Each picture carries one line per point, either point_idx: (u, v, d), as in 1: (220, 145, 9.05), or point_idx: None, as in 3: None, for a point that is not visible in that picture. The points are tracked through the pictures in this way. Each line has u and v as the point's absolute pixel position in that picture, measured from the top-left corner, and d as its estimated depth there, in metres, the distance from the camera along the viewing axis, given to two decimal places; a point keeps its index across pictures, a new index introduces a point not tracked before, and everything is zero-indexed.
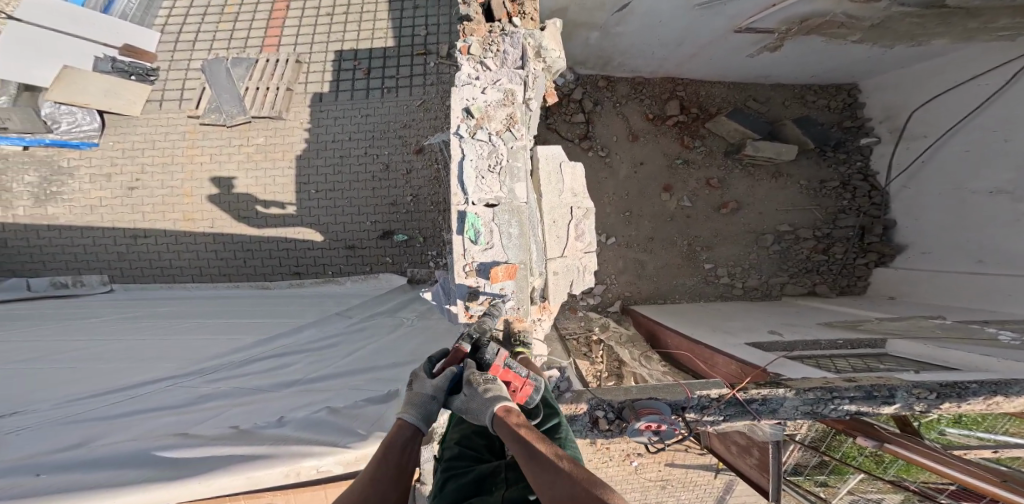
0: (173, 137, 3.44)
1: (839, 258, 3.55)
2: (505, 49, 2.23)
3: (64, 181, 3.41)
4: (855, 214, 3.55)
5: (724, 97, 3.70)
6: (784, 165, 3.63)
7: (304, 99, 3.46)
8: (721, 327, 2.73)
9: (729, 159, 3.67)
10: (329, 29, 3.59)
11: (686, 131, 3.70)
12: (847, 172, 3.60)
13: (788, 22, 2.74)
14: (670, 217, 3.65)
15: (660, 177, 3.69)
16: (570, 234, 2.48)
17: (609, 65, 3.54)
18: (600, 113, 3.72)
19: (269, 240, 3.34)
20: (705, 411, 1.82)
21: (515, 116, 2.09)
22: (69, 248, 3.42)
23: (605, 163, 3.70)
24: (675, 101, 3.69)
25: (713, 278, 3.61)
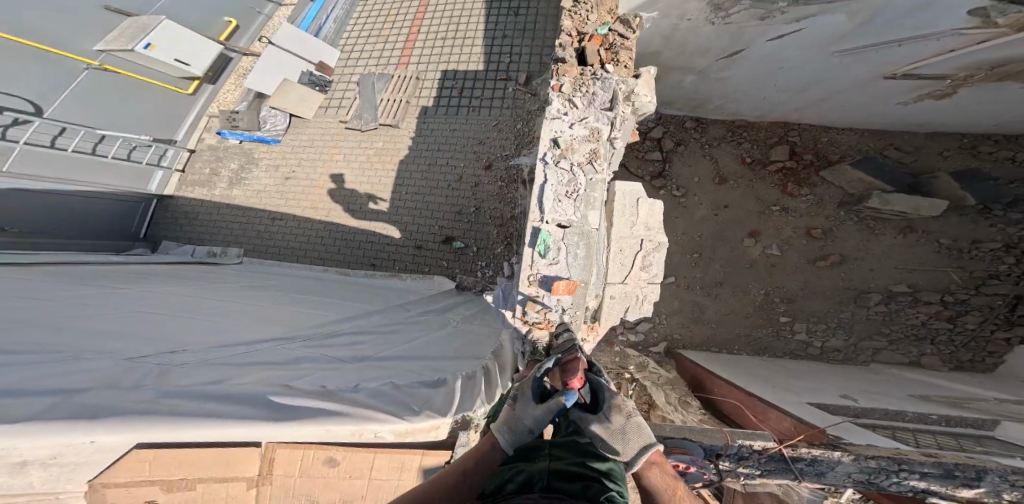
0: (326, 138, 4.03)
1: (967, 328, 3.12)
2: (596, 90, 2.48)
3: (252, 170, 4.06)
4: (1009, 283, 3.06)
5: (853, 143, 3.47)
6: (920, 222, 3.26)
7: (415, 111, 3.88)
8: (790, 385, 2.52)
9: (843, 210, 3.41)
10: (444, 51, 4.02)
11: (791, 178, 3.55)
12: (1018, 234, 3.06)
13: (966, 69, 2.47)
14: (750, 263, 3.49)
15: (747, 223, 3.57)
16: (636, 263, 2.46)
17: (701, 109, 3.67)
18: (680, 153, 3.78)
19: (360, 233, 3.69)
20: (741, 459, 1.82)
21: (598, 151, 2.39)
22: (225, 225, 3.97)
23: (680, 203, 3.70)
24: (784, 146, 3.57)
25: (787, 333, 3.37)
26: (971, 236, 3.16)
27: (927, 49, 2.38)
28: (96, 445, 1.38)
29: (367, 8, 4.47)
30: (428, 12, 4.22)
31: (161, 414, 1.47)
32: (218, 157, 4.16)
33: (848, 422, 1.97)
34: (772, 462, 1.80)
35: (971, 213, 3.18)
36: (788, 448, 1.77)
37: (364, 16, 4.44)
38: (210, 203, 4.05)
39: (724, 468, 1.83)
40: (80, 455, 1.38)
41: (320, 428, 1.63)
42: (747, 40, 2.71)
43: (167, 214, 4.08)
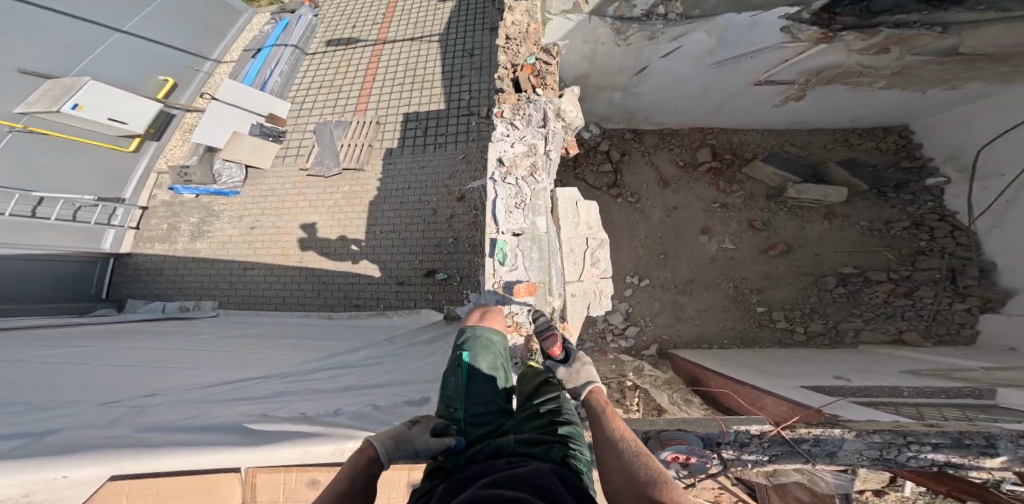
0: (286, 188, 3.90)
1: (927, 302, 3.24)
2: (531, 112, 2.89)
3: (212, 224, 3.86)
4: (938, 256, 3.32)
5: (758, 142, 3.98)
6: (836, 207, 3.66)
7: (379, 153, 3.89)
8: (775, 369, 2.43)
9: (772, 203, 3.77)
10: (402, 96, 4.14)
11: (721, 176, 3.93)
12: (918, 213, 3.49)
13: (805, 74, 3.17)
14: (710, 259, 3.64)
15: (698, 221, 3.82)
16: (586, 260, 2.81)
17: (634, 120, 4.01)
18: (628, 162, 4.07)
19: (337, 275, 3.53)
20: (745, 447, 1.76)
21: (537, 163, 2.68)
22: (194, 282, 3.74)
23: (637, 208, 3.92)
24: (706, 148, 4.01)
25: (769, 322, 3.42)
26: (884, 217, 3.56)
27: (772, 59, 3.06)
28: (70, 480, 1.48)
29: (319, 65, 4.56)
30: (381, 63, 4.40)
31: (130, 449, 1.58)
32: (179, 211, 3.96)
33: (842, 398, 1.90)
34: (776, 446, 1.73)
35: (871, 196, 3.64)
36: (785, 429, 1.71)
37: (315, 72, 4.52)
38: (176, 259, 3.81)
39: (728, 457, 1.78)
40: (55, 492, 1.47)
41: (298, 449, 1.70)
42: (645, 59, 3.25)
43: (127, 272, 3.85)
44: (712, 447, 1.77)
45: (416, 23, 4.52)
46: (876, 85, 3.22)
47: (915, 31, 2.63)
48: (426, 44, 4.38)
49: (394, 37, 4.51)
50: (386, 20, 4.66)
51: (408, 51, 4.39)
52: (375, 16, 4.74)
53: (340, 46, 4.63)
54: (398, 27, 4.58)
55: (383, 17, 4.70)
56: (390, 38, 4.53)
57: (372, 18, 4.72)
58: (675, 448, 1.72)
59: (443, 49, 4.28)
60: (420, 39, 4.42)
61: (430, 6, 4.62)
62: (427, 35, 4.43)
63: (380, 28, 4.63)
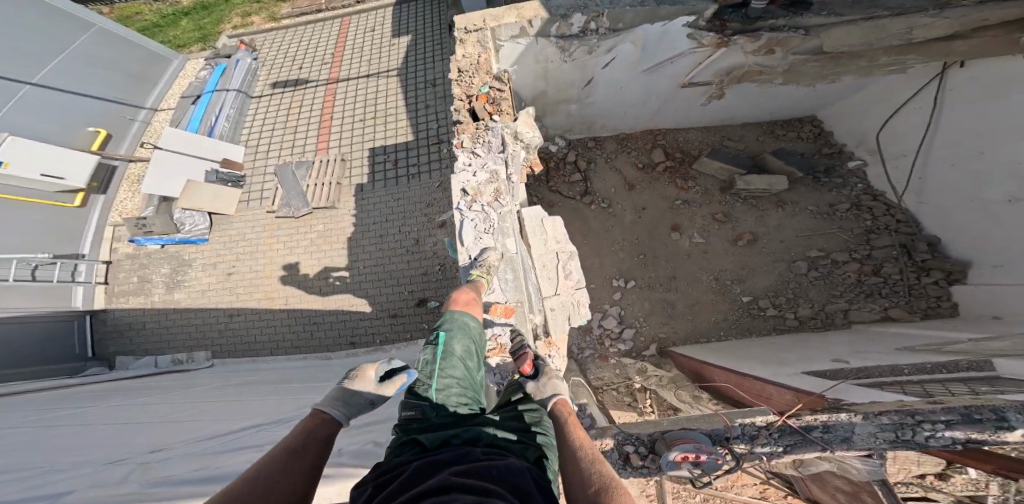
0: (256, 232, 3.81)
1: (896, 278, 3.45)
2: (489, 139, 3.10)
3: (186, 271, 3.76)
4: (887, 233, 3.63)
5: (700, 139, 4.29)
6: (784, 195, 3.98)
7: (350, 190, 3.91)
8: (775, 359, 2.36)
9: (728, 195, 4.04)
10: (364, 133, 4.20)
11: (676, 174, 4.16)
12: (855, 195, 3.87)
13: (719, 74, 3.53)
14: (686, 254, 3.79)
15: (666, 219, 3.98)
16: (560, 274, 2.94)
17: (593, 127, 4.20)
18: (594, 170, 4.22)
19: (330, 314, 3.47)
20: (757, 440, 1.63)
21: (500, 187, 2.87)
22: (179, 334, 3.62)
23: (609, 213, 4.03)
24: (659, 149, 4.25)
25: (758, 311, 3.53)
26: (828, 200, 3.89)
27: (689, 64, 3.42)
28: None
29: (271, 108, 4.55)
30: (338, 100, 4.47)
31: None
32: (146, 263, 3.83)
33: (845, 382, 1.83)
34: (789, 436, 1.61)
35: (809, 182, 4.00)
36: (790, 418, 1.62)
37: (266, 114, 4.52)
38: (157, 312, 3.69)
39: (742, 453, 1.64)
40: None
41: None
42: (589, 72, 3.49)
43: (108, 328, 3.70)
44: (720, 444, 1.65)
45: (371, 62, 4.71)
46: (776, 81, 3.62)
47: (786, 34, 3.09)
48: (381, 78, 4.54)
49: (348, 76, 4.63)
50: (337, 61, 4.79)
51: (366, 87, 4.50)
52: (323, 57, 4.85)
53: (291, 87, 4.68)
54: (350, 66, 4.72)
55: (333, 58, 4.83)
56: (343, 76, 4.64)
57: (321, 59, 4.84)
58: (681, 448, 1.61)
59: (404, 84, 4.44)
60: (377, 76, 4.56)
61: (383, 45, 4.81)
62: (383, 71, 4.59)
63: (331, 68, 4.74)
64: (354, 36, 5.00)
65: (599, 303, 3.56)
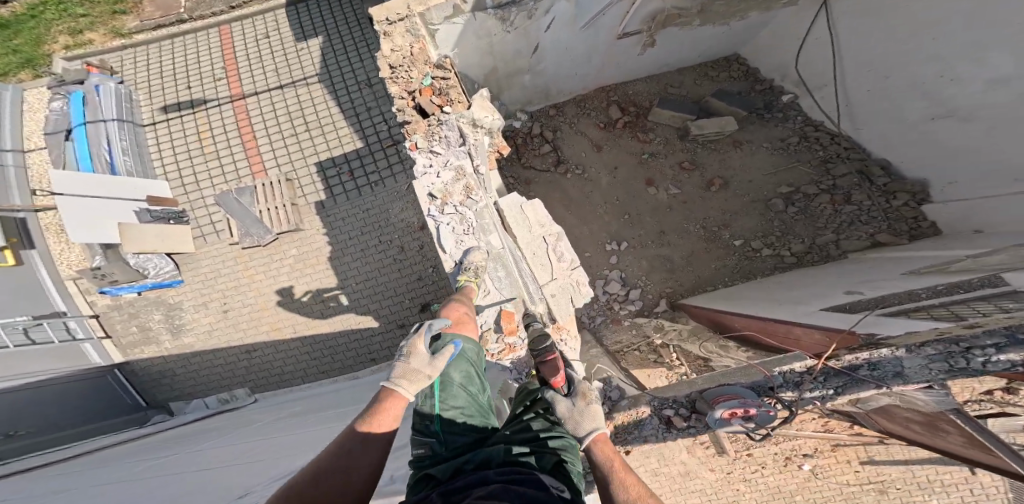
0: (228, 267, 4.01)
1: (867, 204, 3.71)
2: (446, 134, 2.98)
3: (180, 312, 3.98)
4: (845, 161, 3.87)
5: (646, 90, 4.33)
6: (737, 135, 4.15)
7: (310, 209, 4.09)
8: (792, 299, 2.47)
9: (688, 142, 4.14)
10: (301, 144, 4.23)
11: (636, 128, 4.21)
12: (800, 127, 4.11)
13: (648, 21, 3.49)
14: (666, 206, 3.91)
15: (640, 175, 4.05)
16: (551, 257, 2.73)
17: (550, 94, 4.11)
18: (561, 137, 4.20)
19: (342, 335, 3.87)
20: (802, 386, 1.70)
21: (470, 183, 2.81)
22: (210, 373, 3.96)
23: (585, 178, 4.08)
24: (614, 105, 4.25)
25: (754, 253, 3.74)
26: (777, 135, 4.12)
27: (619, 14, 3.30)
28: None
29: (181, 136, 4.31)
30: (253, 122, 4.28)
31: None
32: (136, 310, 3.99)
33: (869, 314, 1.88)
34: (835, 378, 1.66)
35: (754, 119, 4.19)
36: (829, 361, 1.67)
37: (175, 143, 4.30)
38: (178, 358, 3.96)
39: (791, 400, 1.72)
40: None
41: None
42: (535, 37, 3.31)
43: (144, 378, 3.97)
44: (765, 394, 1.73)
45: (276, 71, 4.41)
46: (695, 23, 3.66)
47: None
48: (291, 89, 4.35)
49: (251, 89, 4.37)
50: (233, 73, 4.42)
51: (283, 100, 4.32)
52: (214, 68, 4.46)
53: (190, 106, 4.36)
54: (251, 76, 4.41)
55: (227, 71, 4.44)
56: (247, 90, 4.36)
57: (212, 74, 4.44)
58: (728, 404, 1.67)
59: (327, 90, 4.31)
60: (293, 85, 4.35)
61: (286, 49, 4.46)
62: (298, 79, 4.37)
63: (229, 82, 4.40)
64: (240, 40, 4.54)
65: (599, 270, 3.71)
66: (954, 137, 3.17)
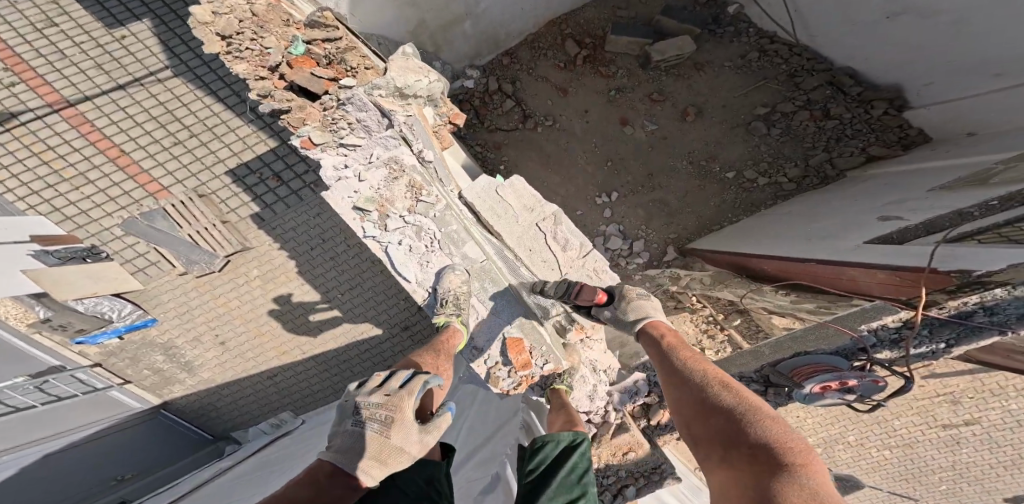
0: (194, 298, 4.34)
1: (849, 117, 3.81)
2: (365, 121, 2.86)
3: (178, 350, 4.39)
4: (812, 74, 3.95)
5: (597, 16, 4.36)
6: (697, 56, 4.19)
7: (248, 224, 4.38)
8: (822, 231, 2.61)
9: (649, 71, 4.22)
10: (199, 157, 4.40)
11: (595, 62, 4.28)
12: (757, 41, 4.14)
13: None
14: (648, 144, 4.12)
15: (614, 115, 4.19)
16: (556, 248, 2.89)
17: (499, 43, 4.28)
18: (522, 88, 4.29)
19: (352, 348, 4.57)
20: (902, 342, 1.84)
21: (415, 181, 2.85)
22: (251, 399, 4.64)
23: (556, 129, 4.23)
24: (570, 40, 4.31)
25: (751, 183, 3.93)
26: (736, 53, 4.16)
27: None
28: None
29: (12, 158, 4.14)
30: (105, 128, 4.31)
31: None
32: (134, 354, 4.36)
33: (940, 243, 1.75)
34: (942, 330, 1.75)
35: (708, 37, 4.22)
36: (932, 310, 1.68)
37: (12, 169, 4.13)
38: (208, 393, 4.56)
39: (887, 356, 1.90)
40: None
41: None
42: None
43: (191, 414, 4.62)
44: (857, 359, 1.96)
45: (100, 68, 4.38)
46: None
47: None
48: (137, 88, 4.40)
49: (77, 95, 4.30)
50: (36, 82, 4.24)
51: (137, 101, 4.39)
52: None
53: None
54: (66, 82, 4.30)
55: (18, 74, 4.22)
56: (69, 95, 4.28)
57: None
58: (824, 378, 1.96)
59: (190, 83, 4.46)
60: (139, 83, 4.40)
61: (102, 41, 4.40)
62: (141, 75, 4.41)
63: (41, 93, 4.24)
64: (32, 55, 4.27)
65: (595, 227, 4.03)
66: (921, 32, 3.19)
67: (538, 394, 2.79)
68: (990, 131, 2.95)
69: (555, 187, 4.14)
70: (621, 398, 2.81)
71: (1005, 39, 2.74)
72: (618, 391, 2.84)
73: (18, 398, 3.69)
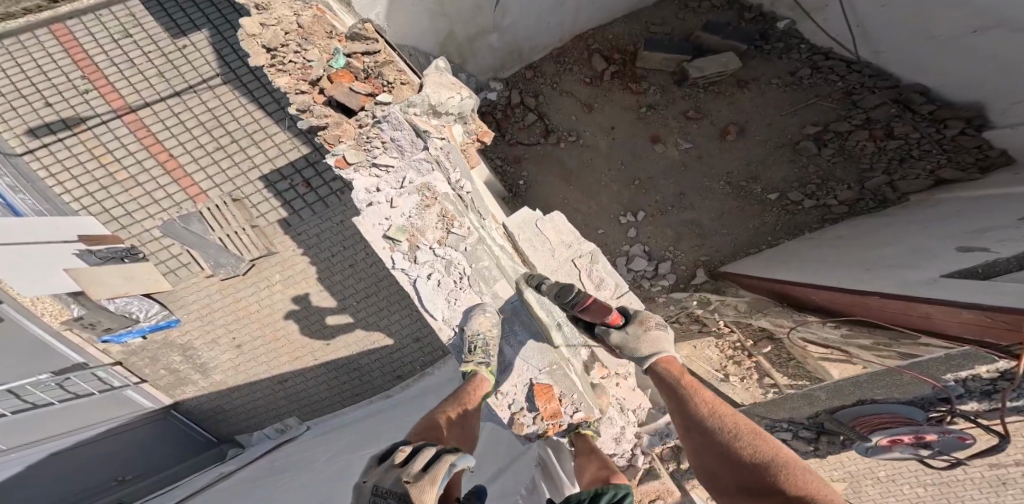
0: (217, 300, 4.33)
1: (912, 138, 3.49)
2: (400, 143, 2.77)
3: (196, 352, 4.36)
4: (872, 92, 3.70)
5: (628, 32, 4.24)
6: (741, 73, 4.00)
7: (275, 228, 4.38)
8: (879, 262, 2.32)
9: (684, 88, 4.06)
10: (234, 162, 4.45)
11: (625, 77, 4.14)
12: (807, 57, 3.95)
13: None
14: (681, 163, 3.92)
15: (646, 131, 4.02)
16: (590, 287, 2.67)
17: (525, 54, 4.19)
18: (545, 102, 4.18)
19: (362, 356, 4.44)
20: (996, 395, 1.55)
21: (447, 211, 2.67)
22: (260, 404, 4.55)
23: (583, 144, 4.08)
24: (597, 55, 4.19)
25: (793, 206, 3.65)
26: (785, 69, 3.96)
27: None
28: None
29: (69, 154, 4.31)
30: (156, 132, 4.44)
31: None
32: (154, 354, 4.33)
33: None
34: None
35: (755, 53, 4.04)
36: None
37: (72, 171, 4.29)
38: (219, 395, 4.49)
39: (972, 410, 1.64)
40: None
41: None
42: None
43: (200, 416, 4.55)
44: (935, 409, 1.73)
45: (162, 75, 4.54)
46: None
47: None
48: (192, 95, 4.54)
49: (139, 101, 4.46)
50: (105, 88, 4.44)
51: (188, 107, 4.51)
52: (73, 81, 4.41)
53: (67, 128, 4.34)
54: (131, 89, 4.48)
55: (91, 80, 4.44)
56: (132, 101, 4.45)
57: (75, 86, 4.41)
58: (896, 430, 1.84)
59: (238, 90, 4.55)
60: (193, 90, 4.54)
61: (166, 51, 4.58)
62: (197, 83, 4.54)
63: (109, 99, 4.43)
64: (106, 62, 4.48)
65: (619, 247, 3.83)
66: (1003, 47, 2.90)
67: (560, 435, 2.52)
68: None
69: (578, 204, 3.97)
70: (652, 441, 2.58)
71: None
72: (647, 433, 2.61)
73: (39, 394, 3.86)
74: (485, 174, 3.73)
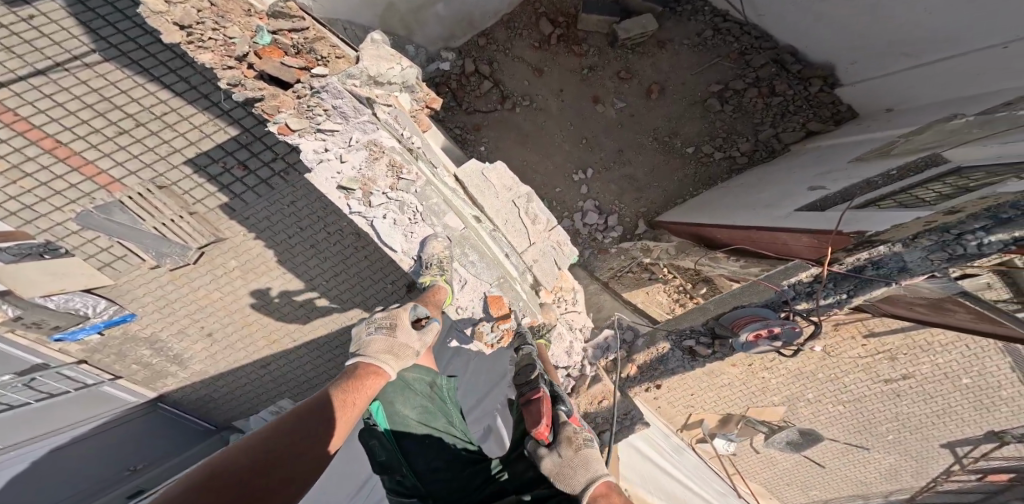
0: (172, 291, 3.93)
1: (787, 93, 4.17)
2: (340, 107, 2.93)
3: (165, 345, 4.27)
4: (760, 52, 4.26)
5: None
6: (659, 34, 4.41)
7: (218, 215, 3.56)
8: (760, 203, 3.20)
9: (618, 49, 4.44)
10: (144, 143, 3.12)
11: (569, 40, 4.46)
12: (710, 19, 4.40)
13: None
14: (617, 121, 4.39)
15: (588, 92, 4.42)
16: (527, 222, 3.25)
17: (474, 23, 4.35)
18: (499, 69, 4.45)
19: (342, 334, 4.79)
20: (813, 293, 2.55)
21: (395, 161, 2.98)
22: (249, 387, 4.97)
23: (534, 108, 4.43)
24: (544, 19, 4.44)
25: (707, 157, 4.27)
26: (693, 30, 4.41)
27: None
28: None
29: None
30: None
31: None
32: (118, 350, 4.16)
33: (849, 209, 2.46)
34: (844, 282, 2.44)
35: (669, 15, 4.44)
36: (835, 265, 2.36)
37: None
38: (206, 383, 4.75)
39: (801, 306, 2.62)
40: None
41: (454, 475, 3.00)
42: None
43: (189, 403, 4.92)
44: (781, 309, 2.69)
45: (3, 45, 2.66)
46: None
47: None
48: (60, 74, 2.79)
49: None
50: None
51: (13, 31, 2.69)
52: None
53: None
54: None
55: None
56: None
57: None
58: (756, 326, 2.66)
59: (126, 66, 2.90)
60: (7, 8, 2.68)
61: None
62: (62, 59, 2.77)
63: None
64: None
65: (574, 202, 4.36)
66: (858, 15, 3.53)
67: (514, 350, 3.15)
68: (903, 106, 3.47)
69: (535, 164, 4.40)
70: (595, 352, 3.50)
71: (929, 26, 3.06)
72: (593, 348, 3.53)
73: (11, 396, 3.79)
74: (440, 139, 3.97)
